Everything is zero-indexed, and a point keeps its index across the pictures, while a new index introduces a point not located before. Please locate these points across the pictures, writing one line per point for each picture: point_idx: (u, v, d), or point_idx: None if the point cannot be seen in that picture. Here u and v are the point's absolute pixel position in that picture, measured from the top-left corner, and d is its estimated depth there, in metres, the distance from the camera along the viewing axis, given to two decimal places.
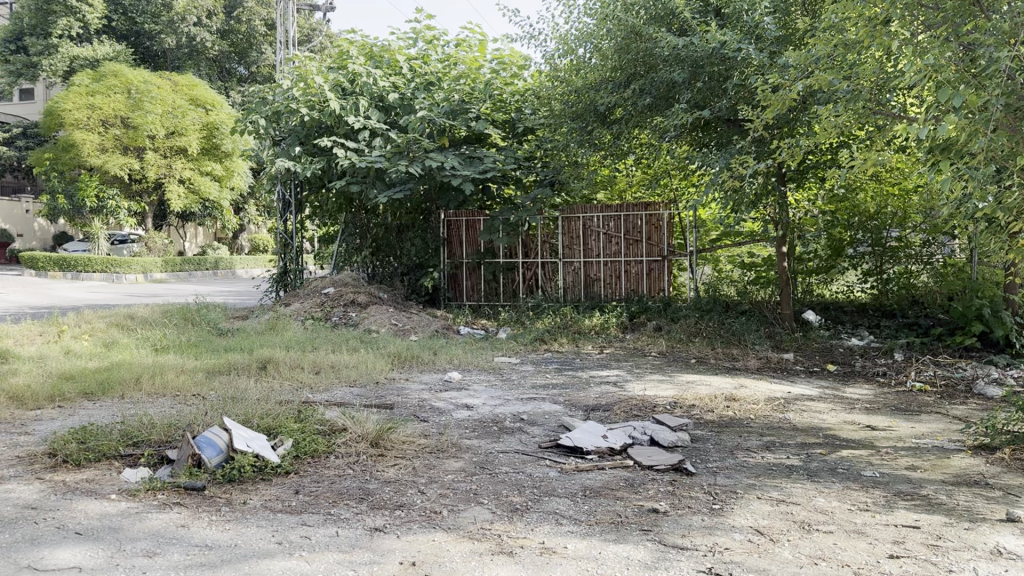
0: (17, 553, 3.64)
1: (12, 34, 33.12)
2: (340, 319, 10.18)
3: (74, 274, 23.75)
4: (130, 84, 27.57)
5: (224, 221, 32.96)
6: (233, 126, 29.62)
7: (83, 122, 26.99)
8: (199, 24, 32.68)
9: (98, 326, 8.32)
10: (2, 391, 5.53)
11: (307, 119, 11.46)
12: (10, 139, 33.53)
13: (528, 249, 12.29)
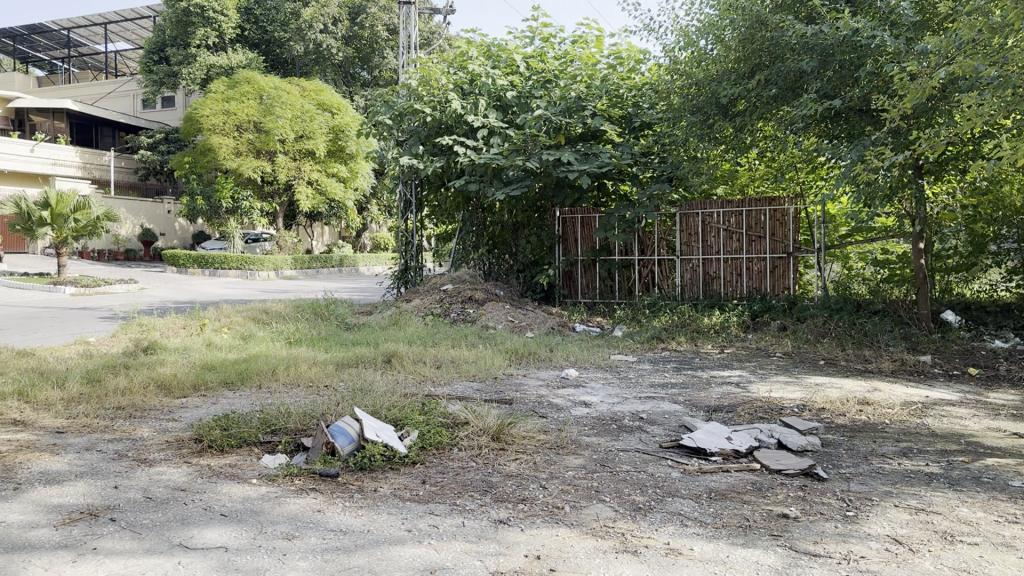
0: (170, 531, 3.88)
1: (155, 46, 35.37)
2: (458, 315, 10.39)
3: (213, 271, 25.35)
4: (261, 90, 29.36)
5: (348, 221, 34.30)
6: (357, 129, 30.97)
7: (218, 126, 28.94)
8: (325, 30, 34.19)
9: (236, 320, 8.79)
10: (151, 379, 5.92)
11: (428, 119, 11.88)
12: (153, 144, 35.80)
13: (644, 246, 12.33)
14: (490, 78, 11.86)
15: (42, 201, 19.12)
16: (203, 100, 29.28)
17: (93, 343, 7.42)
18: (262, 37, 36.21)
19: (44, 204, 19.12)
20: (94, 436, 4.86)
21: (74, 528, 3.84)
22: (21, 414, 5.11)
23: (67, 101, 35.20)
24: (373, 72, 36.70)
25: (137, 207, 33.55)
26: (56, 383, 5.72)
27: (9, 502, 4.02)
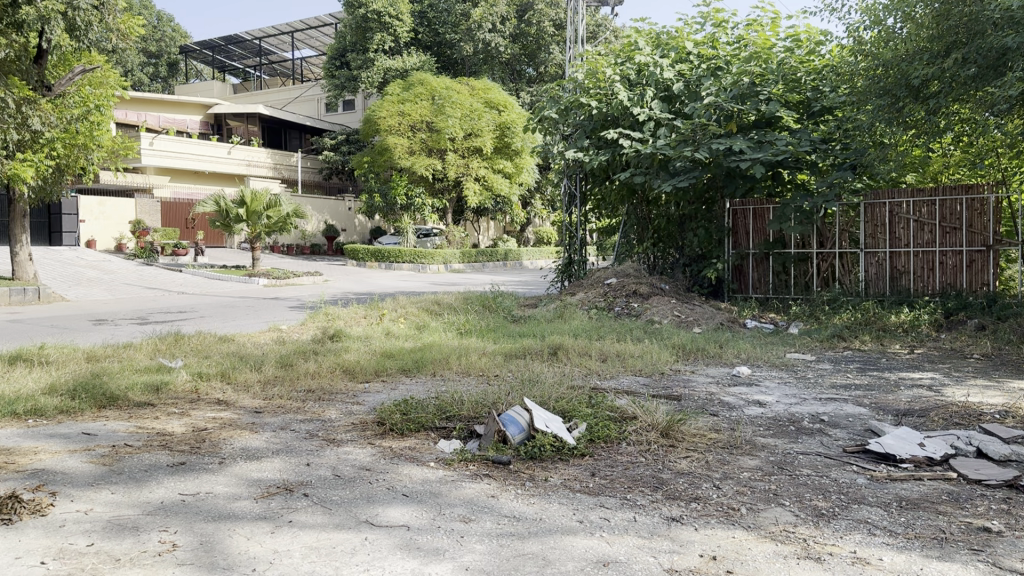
0: (357, 508, 4.11)
1: (337, 51, 37.62)
2: (623, 310, 10.37)
3: (388, 265, 26.65)
4: (434, 91, 31.02)
5: (514, 215, 35.10)
6: (524, 124, 31.70)
7: (395, 128, 30.75)
8: (494, 29, 35.07)
9: (412, 310, 9.21)
10: (337, 365, 6.33)
11: (595, 112, 12.15)
12: (335, 146, 38.29)
13: (824, 238, 11.70)
14: (658, 67, 11.87)
15: (240, 199, 20.95)
16: (379, 102, 31.31)
17: (286, 330, 8.02)
18: (433, 39, 38.11)
19: (241, 202, 20.94)
20: (288, 417, 5.23)
21: (272, 501, 4.16)
22: (224, 395, 5.60)
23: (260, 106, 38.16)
24: (538, 68, 37.30)
25: (319, 205, 35.86)
26: (254, 366, 6.23)
27: (215, 474, 4.39)
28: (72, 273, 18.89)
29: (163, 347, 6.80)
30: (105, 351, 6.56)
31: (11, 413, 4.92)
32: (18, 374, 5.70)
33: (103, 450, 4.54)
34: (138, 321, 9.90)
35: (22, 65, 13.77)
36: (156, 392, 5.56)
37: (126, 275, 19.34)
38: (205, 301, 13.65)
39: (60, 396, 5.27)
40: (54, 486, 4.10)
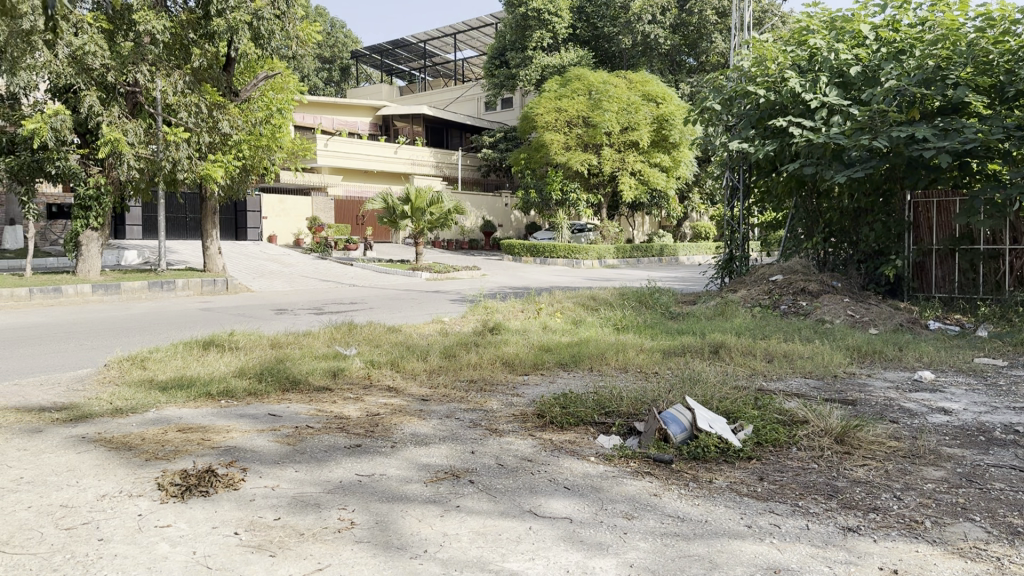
0: (521, 497, 4.19)
1: (497, 51, 38.70)
2: (789, 308, 10.06)
3: (543, 260, 27.12)
4: (591, 86, 31.49)
5: (670, 210, 34.65)
6: (683, 116, 31.30)
7: (552, 124, 31.44)
8: (654, 21, 34.80)
9: (568, 305, 9.30)
10: (497, 357, 6.50)
11: (762, 101, 11.79)
12: (494, 142, 39.43)
13: (1017, 232, 10.84)
14: (832, 52, 11.46)
15: (404, 197, 21.92)
16: (537, 99, 32.12)
17: (448, 322, 8.33)
18: (591, 33, 38.12)
19: (406, 199, 21.90)
20: (452, 405, 5.42)
21: (440, 486, 4.32)
22: (393, 382, 5.88)
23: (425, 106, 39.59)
24: (699, 57, 36.32)
25: (477, 202, 36.87)
26: (420, 356, 6.51)
27: (387, 457, 4.61)
28: (256, 265, 20.55)
29: (338, 336, 7.22)
30: (287, 338, 7.04)
31: (206, 394, 5.40)
32: (212, 358, 6.25)
33: (288, 430, 4.87)
34: (314, 310, 10.60)
35: (216, 72, 15.39)
36: (333, 377, 5.93)
37: (303, 268, 20.73)
38: (371, 293, 14.43)
39: (249, 379, 5.72)
40: (246, 462, 4.43)
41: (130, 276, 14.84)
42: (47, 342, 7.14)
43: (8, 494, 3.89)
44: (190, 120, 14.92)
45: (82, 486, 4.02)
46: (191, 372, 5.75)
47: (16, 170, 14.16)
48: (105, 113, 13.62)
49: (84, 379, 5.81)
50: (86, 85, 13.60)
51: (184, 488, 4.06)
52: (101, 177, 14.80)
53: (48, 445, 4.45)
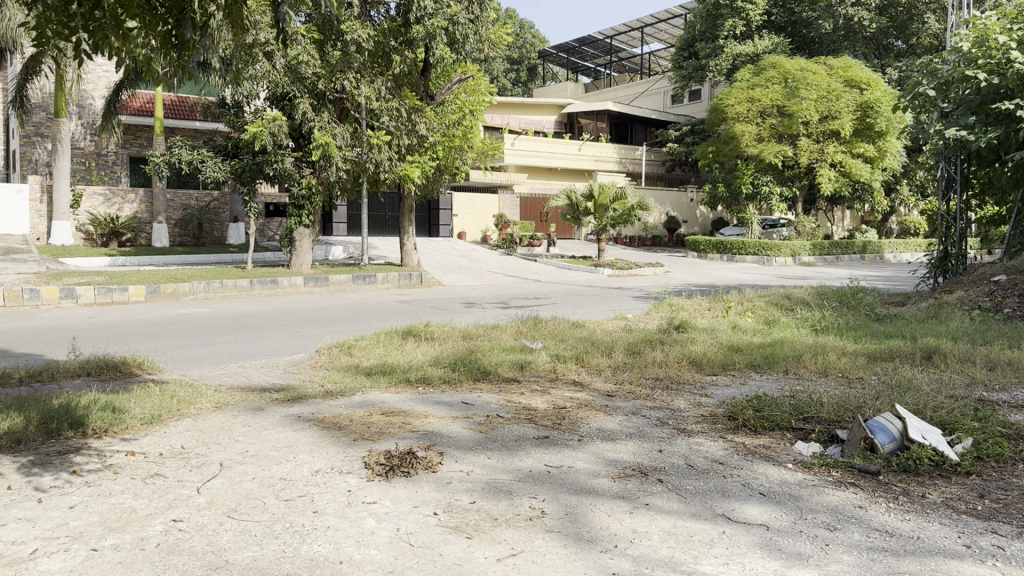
0: (713, 500, 4.08)
1: (685, 43, 38.19)
2: (1013, 311, 9.04)
3: (731, 257, 26.45)
4: (787, 73, 29.82)
5: (874, 203, 32.41)
6: (891, 103, 29.13)
7: (743, 114, 30.45)
8: (858, 3, 32.51)
9: (759, 304, 8.95)
10: (683, 355, 6.40)
11: (984, 85, 10.70)
12: (681, 136, 38.68)
13: None
14: None
15: (588, 193, 22.11)
16: (728, 89, 31.19)
17: (632, 319, 8.32)
18: (788, 19, 36.29)
19: (589, 195, 22.10)
20: (639, 402, 5.39)
21: (629, 483, 4.29)
22: (579, 376, 5.95)
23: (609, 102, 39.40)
24: (910, 40, 34.37)
25: (662, 197, 36.63)
26: (606, 351, 6.53)
27: (575, 450, 4.66)
28: (446, 260, 21.52)
29: (524, 329, 7.41)
30: (477, 331, 7.30)
31: (405, 380, 5.72)
32: (410, 347, 6.61)
33: (480, 419, 5.06)
34: (501, 305, 10.91)
35: (414, 78, 16.17)
36: (520, 369, 6.08)
37: (488, 264, 21.35)
38: (556, 288, 14.65)
39: (443, 367, 6.00)
40: (442, 447, 4.64)
41: (337, 270, 15.93)
42: (266, 329, 7.87)
43: (236, 464, 4.30)
44: (392, 124, 15.66)
45: (298, 461, 4.37)
46: (391, 360, 6.11)
47: (240, 172, 15.53)
48: (316, 119, 14.70)
49: (298, 363, 6.36)
50: (300, 93, 14.70)
51: (389, 468, 4.32)
52: (312, 179, 15.96)
53: (269, 422, 4.89)
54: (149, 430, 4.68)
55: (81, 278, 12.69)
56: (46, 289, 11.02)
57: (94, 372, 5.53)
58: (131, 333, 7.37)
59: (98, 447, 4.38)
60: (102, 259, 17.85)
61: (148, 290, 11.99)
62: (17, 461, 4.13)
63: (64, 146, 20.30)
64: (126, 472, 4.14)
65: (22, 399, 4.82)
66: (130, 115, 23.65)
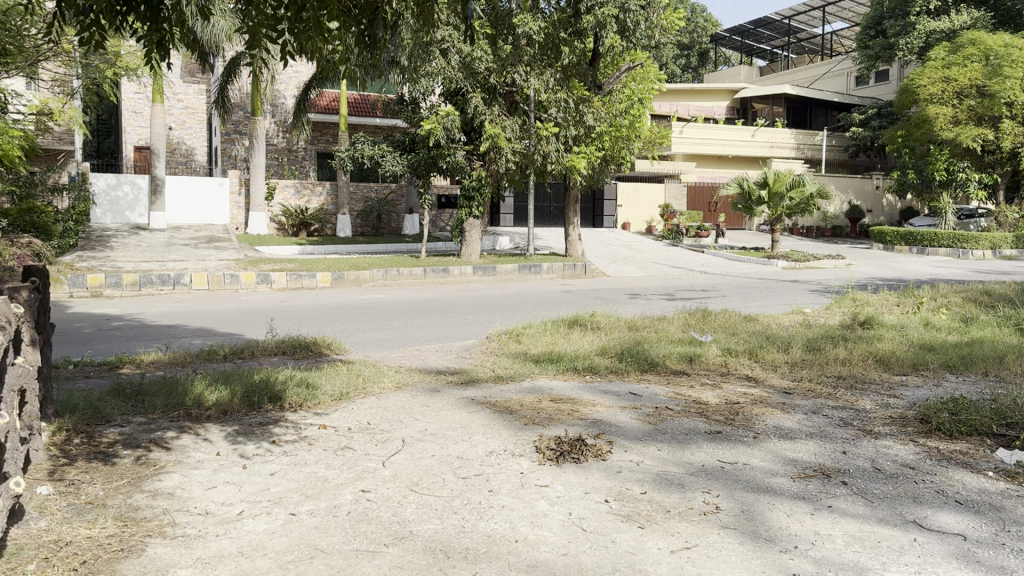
0: (903, 506, 3.81)
1: (871, 21, 35.47)
2: None
3: (921, 249, 24.60)
4: (989, 50, 27.55)
5: None
6: None
7: (936, 96, 28.20)
8: None
9: (954, 300, 8.28)
10: (868, 353, 6.03)
11: None
12: (865, 120, 36.10)
13: None
14: None
15: (762, 182, 21.28)
16: (921, 69, 29.03)
17: (810, 314, 7.93)
18: None
19: (763, 184, 21.27)
20: (820, 401, 5.14)
21: (810, 483, 4.09)
22: (753, 371, 5.76)
23: (786, 86, 37.33)
24: None
25: (844, 184, 34.46)
26: (781, 347, 6.27)
27: (750, 447, 4.50)
28: (610, 250, 21.35)
29: (693, 321, 7.26)
30: (644, 322, 7.25)
31: (574, 368, 5.76)
32: (577, 336, 6.65)
33: (649, 410, 5.00)
34: (666, 296, 10.72)
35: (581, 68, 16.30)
36: (690, 362, 5.97)
37: (653, 254, 20.99)
38: (724, 281, 14.17)
39: (611, 357, 6.00)
40: (612, 436, 4.63)
41: (505, 260, 16.17)
42: (439, 315, 8.19)
43: (416, 442, 4.50)
44: (559, 115, 15.58)
45: (473, 442, 4.51)
46: (559, 348, 6.18)
47: (416, 166, 16.08)
48: (488, 112, 14.66)
49: (470, 348, 6.57)
50: (472, 88, 14.82)
51: (559, 453, 4.35)
52: (483, 170, 16.10)
53: (445, 403, 5.09)
54: (337, 406, 4.99)
55: (275, 265, 13.71)
56: (245, 274, 11.96)
57: (288, 351, 5.99)
58: (320, 316, 7.92)
59: (294, 420, 4.74)
60: (292, 248, 19.20)
61: (333, 277, 12.74)
62: (226, 429, 4.55)
63: (259, 143, 21.55)
64: (318, 444, 4.44)
65: (229, 373, 5.30)
66: (317, 113, 24.97)
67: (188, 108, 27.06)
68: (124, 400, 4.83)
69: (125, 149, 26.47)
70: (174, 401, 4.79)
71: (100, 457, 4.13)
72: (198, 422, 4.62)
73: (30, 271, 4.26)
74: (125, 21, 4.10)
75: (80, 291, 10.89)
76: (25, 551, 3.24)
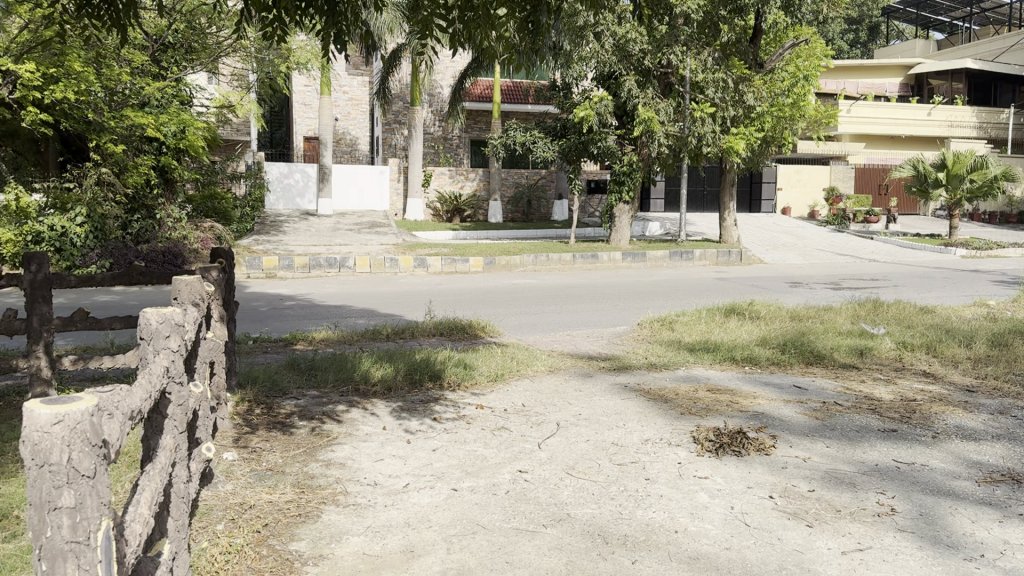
0: None
1: None
2: None
3: None
4: None
5: None
6: None
7: None
8: None
9: None
10: None
11: None
12: None
13: None
14: None
15: (940, 162, 20.02)
16: None
17: (997, 307, 7.30)
18: None
19: (941, 165, 20.00)
20: (1008, 402, 4.72)
21: (998, 489, 3.77)
22: (930, 367, 5.39)
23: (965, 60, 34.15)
24: None
25: None
26: (963, 342, 5.82)
27: (928, 447, 4.20)
28: (769, 236, 20.43)
29: (862, 313, 6.86)
30: (807, 312, 6.94)
31: (731, 358, 5.60)
32: (734, 325, 6.45)
33: (815, 404, 4.79)
34: (831, 286, 10.17)
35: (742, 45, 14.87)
36: (859, 355, 5.67)
37: (817, 240, 19.92)
38: (895, 270, 13.21)
39: (772, 348, 5.79)
40: (774, 430, 4.45)
41: (656, 246, 15.79)
42: (590, 301, 8.20)
43: (571, 426, 4.52)
44: (718, 96, 14.56)
45: (629, 429, 4.48)
46: (716, 337, 6.05)
47: (566, 152, 16.12)
48: (641, 95, 14.25)
49: (622, 335, 6.55)
50: (626, 70, 14.48)
51: (718, 445, 4.22)
52: (634, 155, 15.65)
53: (598, 389, 5.09)
54: (493, 387, 5.11)
55: (431, 250, 14.15)
56: (403, 259, 12.43)
57: (445, 333, 6.21)
58: (476, 300, 8.12)
59: (453, 399, 4.89)
60: (447, 234, 19.69)
61: (485, 262, 12.96)
62: (391, 405, 4.77)
63: (418, 132, 21.78)
64: (477, 423, 4.56)
65: (392, 352, 5.54)
66: (473, 101, 25.19)
67: (353, 99, 28.24)
68: (298, 374, 5.15)
69: (296, 139, 28.03)
70: (343, 377, 5.07)
71: (278, 427, 4.43)
72: (365, 397, 4.87)
73: (218, 253, 4.59)
74: (304, 14, 4.30)
75: (256, 272, 11.61)
76: (215, 512, 3.53)
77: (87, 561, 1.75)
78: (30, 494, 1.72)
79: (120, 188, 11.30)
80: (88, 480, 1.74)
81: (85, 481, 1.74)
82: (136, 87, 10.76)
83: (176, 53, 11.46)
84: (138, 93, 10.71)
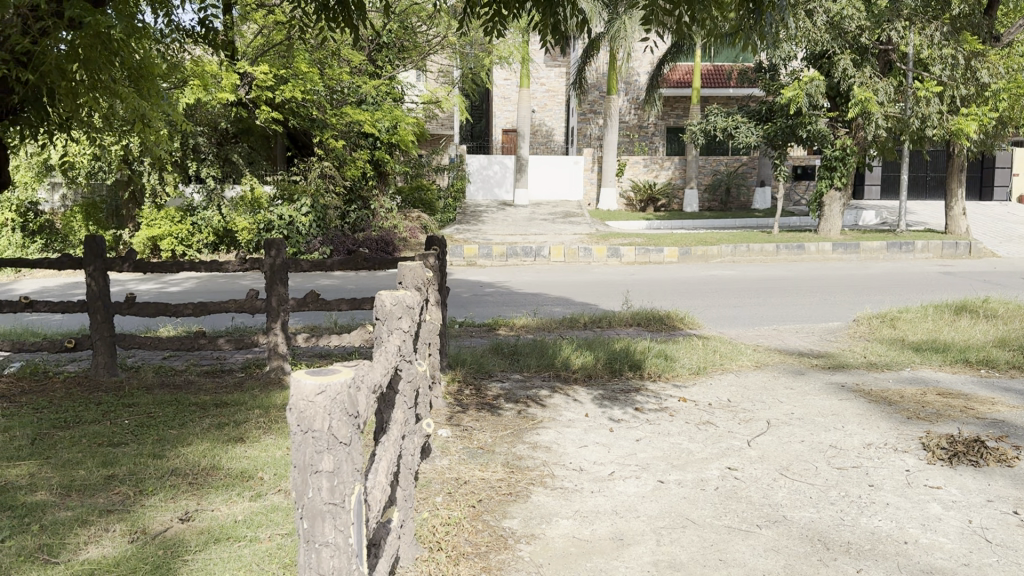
0: None
1: None
2: None
3: None
4: None
5: None
6: None
7: None
8: None
9: None
10: None
11: None
12: None
13: None
14: None
15: None
16: None
17: None
18: None
19: None
20: None
21: None
22: None
23: None
24: None
25: None
26: None
27: None
28: (1003, 227, 18.34)
29: None
30: None
31: (965, 360, 5.22)
32: (966, 324, 5.94)
33: None
34: None
35: None
36: None
37: None
38: None
39: (1012, 350, 5.30)
40: (1017, 440, 4.05)
41: (870, 237, 14.84)
42: (802, 294, 7.86)
43: (782, 425, 4.35)
44: (945, 74, 13.34)
45: (847, 431, 4.24)
46: (944, 337, 5.64)
47: (772, 136, 15.31)
48: (857, 75, 13.43)
49: (835, 331, 6.26)
50: (841, 49, 13.68)
51: (952, 453, 3.90)
52: (848, 139, 14.81)
53: (811, 387, 4.87)
54: (696, 380, 5.04)
55: (626, 240, 14.20)
56: (597, 248, 12.50)
57: (643, 323, 6.21)
58: (683, 290, 8.03)
59: (655, 390, 4.87)
60: (639, 224, 19.55)
61: (681, 253, 12.76)
62: (593, 393, 4.83)
63: (613, 120, 21.69)
64: (681, 416, 4.51)
65: (593, 340, 5.60)
66: (670, 88, 24.83)
67: (549, 91, 28.67)
68: (503, 358, 5.34)
69: (495, 132, 28.81)
70: (546, 362, 5.21)
71: (487, 407, 4.61)
72: (567, 383, 4.98)
73: (433, 240, 4.87)
74: (522, 9, 4.41)
75: (458, 260, 12.20)
76: (433, 485, 3.72)
77: (343, 523, 1.89)
78: (294, 457, 1.87)
79: (339, 180, 12.09)
80: (344, 447, 1.88)
81: (342, 447, 1.87)
82: (353, 87, 11.64)
83: (390, 52, 12.11)
84: (355, 92, 11.59)
